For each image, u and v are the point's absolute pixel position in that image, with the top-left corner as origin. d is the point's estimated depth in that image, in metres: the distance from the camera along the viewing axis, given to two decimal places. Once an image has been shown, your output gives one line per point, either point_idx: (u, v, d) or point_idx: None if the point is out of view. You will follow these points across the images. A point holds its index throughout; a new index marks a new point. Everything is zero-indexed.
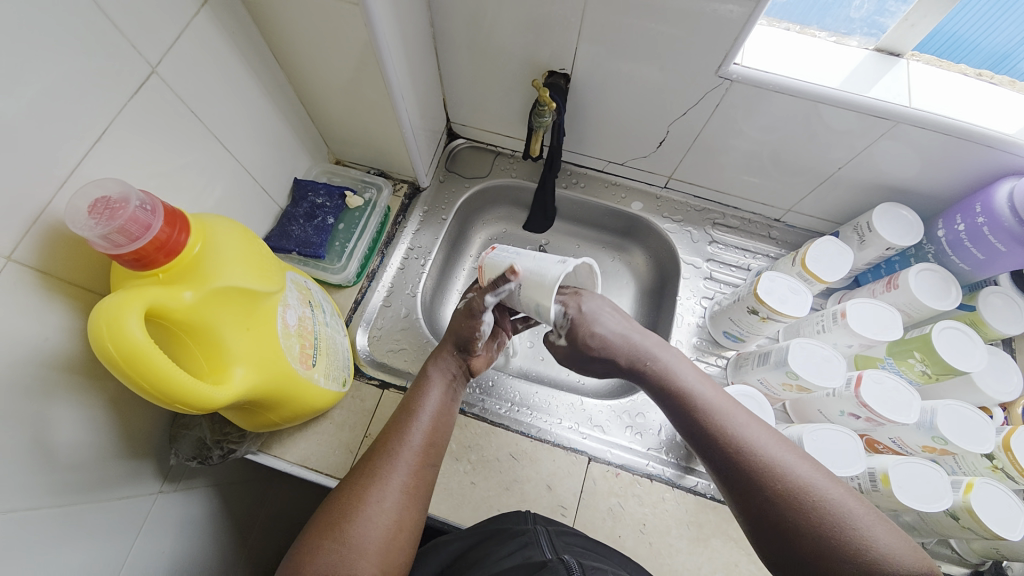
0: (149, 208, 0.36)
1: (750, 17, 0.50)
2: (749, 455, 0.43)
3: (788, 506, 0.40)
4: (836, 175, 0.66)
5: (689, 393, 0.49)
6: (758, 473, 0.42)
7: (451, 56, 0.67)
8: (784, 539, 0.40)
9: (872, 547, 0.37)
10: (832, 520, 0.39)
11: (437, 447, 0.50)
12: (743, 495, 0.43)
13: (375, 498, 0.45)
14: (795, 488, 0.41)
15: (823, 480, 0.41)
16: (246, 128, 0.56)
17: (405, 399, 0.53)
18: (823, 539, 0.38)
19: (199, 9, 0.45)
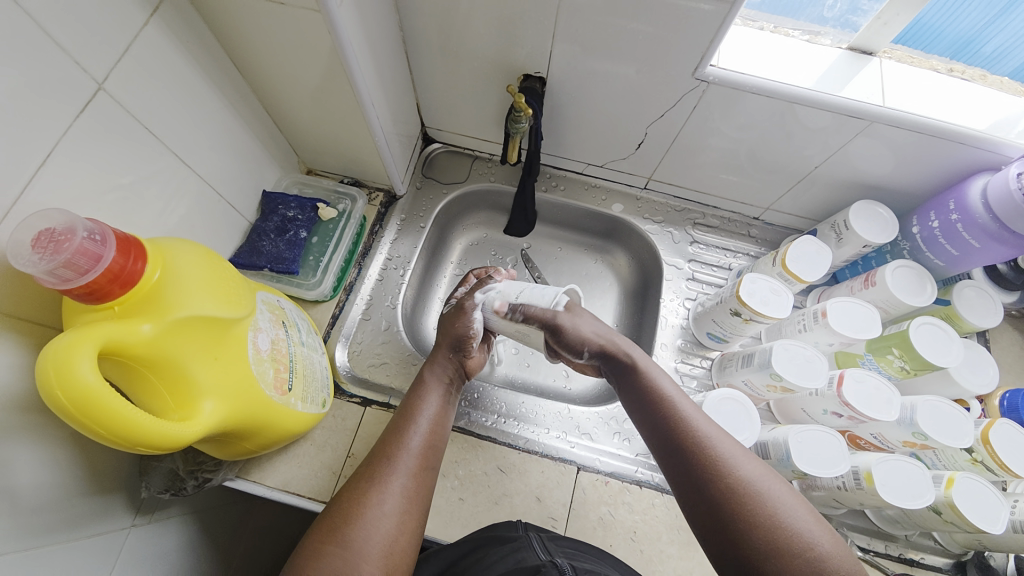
0: (99, 239, 0.34)
1: (726, 18, 0.49)
2: (696, 449, 0.45)
3: (736, 509, 0.41)
4: (813, 174, 0.67)
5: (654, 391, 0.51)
6: (702, 469, 0.44)
7: (422, 60, 0.66)
8: (724, 543, 0.41)
9: (804, 543, 0.39)
10: (768, 519, 0.40)
11: (438, 451, 0.51)
12: (696, 502, 0.43)
13: (379, 497, 0.45)
14: (734, 485, 0.42)
15: (757, 475, 0.43)
16: (209, 141, 0.54)
17: (403, 405, 0.54)
18: (760, 539, 0.39)
19: (148, 19, 0.42)
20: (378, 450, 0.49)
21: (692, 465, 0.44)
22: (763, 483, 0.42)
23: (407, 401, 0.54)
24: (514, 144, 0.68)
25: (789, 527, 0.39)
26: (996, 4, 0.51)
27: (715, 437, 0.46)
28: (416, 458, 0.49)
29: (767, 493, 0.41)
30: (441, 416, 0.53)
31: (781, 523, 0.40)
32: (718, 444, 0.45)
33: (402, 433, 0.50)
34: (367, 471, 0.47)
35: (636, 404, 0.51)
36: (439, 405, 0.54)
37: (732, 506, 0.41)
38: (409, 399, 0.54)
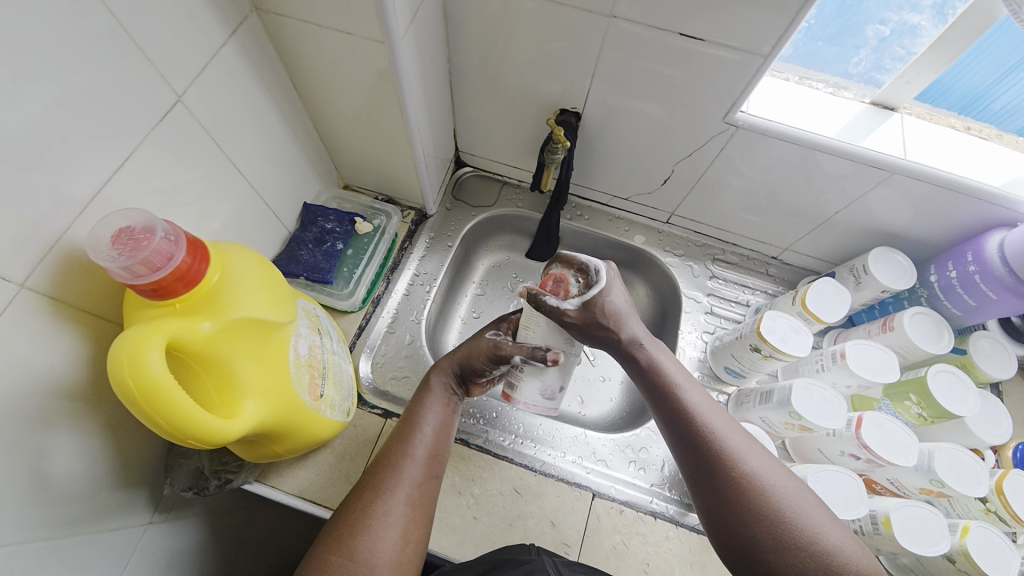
0: (173, 239, 0.36)
1: (758, 70, 0.52)
2: (711, 443, 0.46)
3: (745, 505, 0.43)
4: (832, 219, 0.69)
5: (671, 384, 0.51)
6: (716, 464, 0.45)
7: (464, 89, 0.69)
8: (731, 532, 0.43)
9: (812, 541, 0.41)
10: (776, 514, 0.42)
11: (441, 458, 0.52)
12: (707, 492, 0.46)
13: (382, 508, 0.46)
14: (745, 481, 0.44)
15: (767, 471, 0.45)
16: (262, 153, 0.56)
17: (406, 413, 0.54)
18: (763, 532, 0.42)
19: (226, 40, 0.46)
20: (382, 460, 0.50)
21: (702, 459, 0.46)
22: (771, 480, 0.44)
23: (409, 410, 0.54)
24: (547, 173, 0.71)
25: (792, 520, 0.42)
26: (1007, 62, 0.54)
27: (728, 432, 0.47)
28: (420, 469, 0.49)
29: (776, 490, 0.44)
30: (444, 425, 0.54)
31: (782, 518, 0.42)
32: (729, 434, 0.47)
33: (407, 442, 0.51)
34: (375, 480, 0.48)
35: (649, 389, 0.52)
36: (441, 414, 0.54)
37: (742, 500, 0.43)
38: (412, 408, 0.54)
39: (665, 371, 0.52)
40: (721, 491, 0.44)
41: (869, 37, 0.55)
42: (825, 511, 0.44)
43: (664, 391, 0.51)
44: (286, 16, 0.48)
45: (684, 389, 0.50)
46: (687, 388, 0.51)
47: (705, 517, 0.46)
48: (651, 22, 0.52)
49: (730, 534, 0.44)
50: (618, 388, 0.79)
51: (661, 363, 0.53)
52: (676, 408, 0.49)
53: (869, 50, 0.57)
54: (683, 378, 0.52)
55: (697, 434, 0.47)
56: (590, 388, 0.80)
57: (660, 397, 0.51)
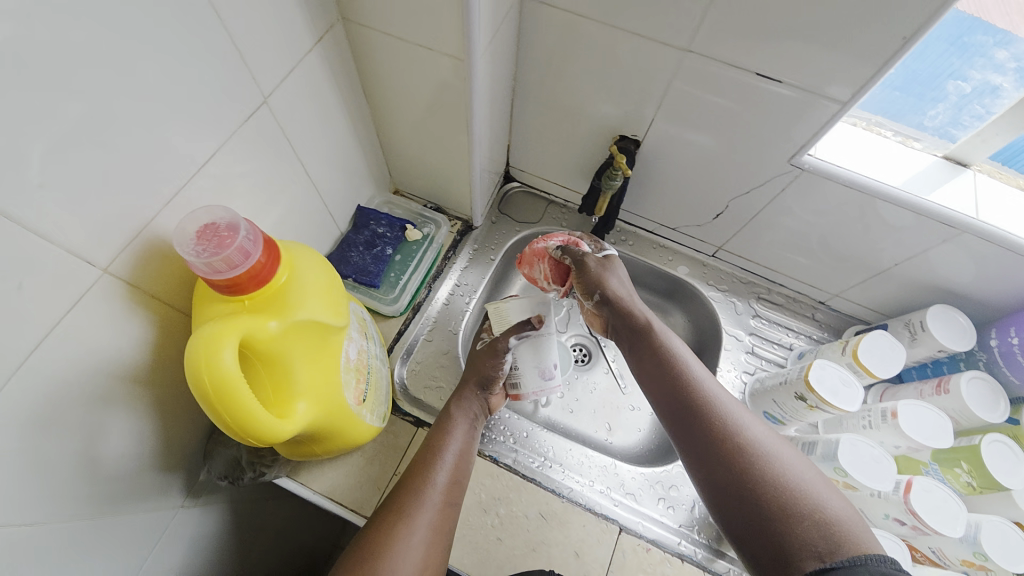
0: (253, 239, 0.37)
1: (833, 117, 0.51)
2: (710, 409, 0.47)
3: (745, 468, 0.43)
4: (890, 271, 0.67)
5: (673, 355, 0.53)
6: (715, 429, 0.46)
7: (525, 107, 0.69)
8: (732, 497, 0.42)
9: (816, 506, 0.40)
10: (777, 477, 0.42)
11: (462, 484, 0.53)
12: (705, 456, 0.45)
13: (405, 531, 0.46)
14: (744, 445, 0.44)
15: (767, 440, 0.45)
16: (327, 156, 0.57)
17: (430, 436, 0.56)
18: (764, 494, 0.41)
19: (312, 46, 0.47)
20: (404, 484, 0.51)
21: (701, 429, 0.47)
22: (772, 447, 0.44)
23: (431, 436, 0.56)
24: (602, 200, 0.71)
25: (793, 484, 0.41)
26: None
27: (728, 401, 0.48)
28: (441, 493, 0.51)
29: (776, 456, 0.44)
30: (464, 453, 0.55)
31: (783, 481, 0.41)
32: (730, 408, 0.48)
33: (429, 467, 0.52)
34: (398, 504, 0.49)
35: (649, 360, 0.54)
36: (462, 442, 0.56)
37: (742, 462, 0.43)
38: (433, 434, 0.56)
39: (667, 344, 0.55)
40: (722, 460, 0.44)
41: (948, 91, 0.53)
42: (834, 490, 0.42)
43: (665, 361, 0.53)
44: (370, 28, 0.49)
45: (684, 360, 0.53)
46: (688, 361, 0.53)
47: (706, 486, 0.45)
48: (729, 59, 0.51)
49: (731, 499, 0.42)
50: (648, 419, 0.78)
51: (664, 338, 0.55)
52: (676, 376, 0.51)
53: (947, 104, 0.54)
54: (685, 353, 0.54)
55: (696, 400, 0.48)
56: (620, 416, 0.79)
57: (660, 368, 0.53)
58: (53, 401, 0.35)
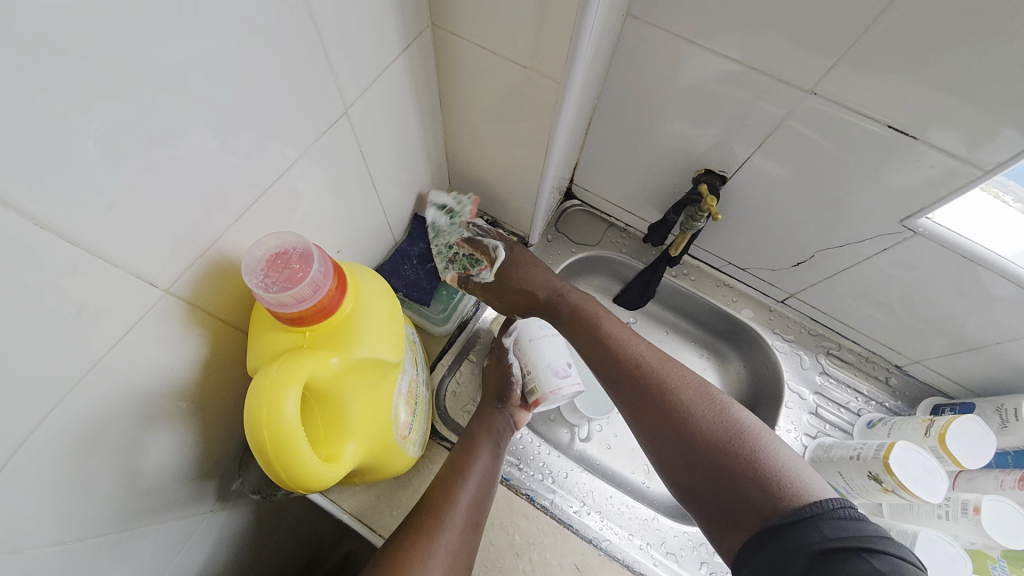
0: (324, 272, 0.34)
1: (969, 182, 0.46)
2: (644, 376, 0.50)
3: (689, 434, 0.46)
4: (988, 348, 0.60)
5: (596, 320, 0.56)
6: (653, 396, 0.49)
7: (603, 127, 0.65)
8: (682, 462, 0.46)
9: (755, 458, 0.43)
10: (717, 433, 0.45)
11: (485, 508, 0.50)
12: (653, 429, 0.48)
13: (426, 551, 0.44)
14: (682, 409, 0.47)
15: (698, 394, 0.48)
16: (396, 166, 0.54)
17: (454, 456, 0.53)
18: (709, 454, 0.44)
19: (399, 53, 0.43)
20: (424, 505, 0.48)
21: (642, 399, 0.49)
22: (707, 404, 0.47)
23: (454, 454, 0.53)
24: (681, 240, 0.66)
25: (732, 438, 0.44)
26: None
27: (658, 361, 0.51)
28: (462, 515, 0.48)
29: (713, 412, 0.46)
30: (489, 474, 0.52)
31: (724, 437, 0.44)
32: (668, 372, 0.50)
33: (453, 487, 0.49)
34: (418, 526, 0.46)
35: (580, 328, 0.56)
36: (489, 463, 0.53)
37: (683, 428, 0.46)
38: (457, 453, 0.53)
39: (587, 307, 0.57)
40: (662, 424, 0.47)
41: None
42: (778, 439, 0.46)
43: (592, 329, 0.55)
44: (462, 38, 0.45)
45: (608, 325, 0.55)
46: (614, 325, 0.55)
47: (659, 459, 0.48)
48: (856, 105, 0.45)
49: (685, 467, 0.45)
50: None
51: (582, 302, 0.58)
52: (605, 345, 0.53)
53: None
54: (604, 314, 0.57)
55: (631, 368, 0.51)
56: None
57: (591, 337, 0.55)
58: (103, 423, 0.32)
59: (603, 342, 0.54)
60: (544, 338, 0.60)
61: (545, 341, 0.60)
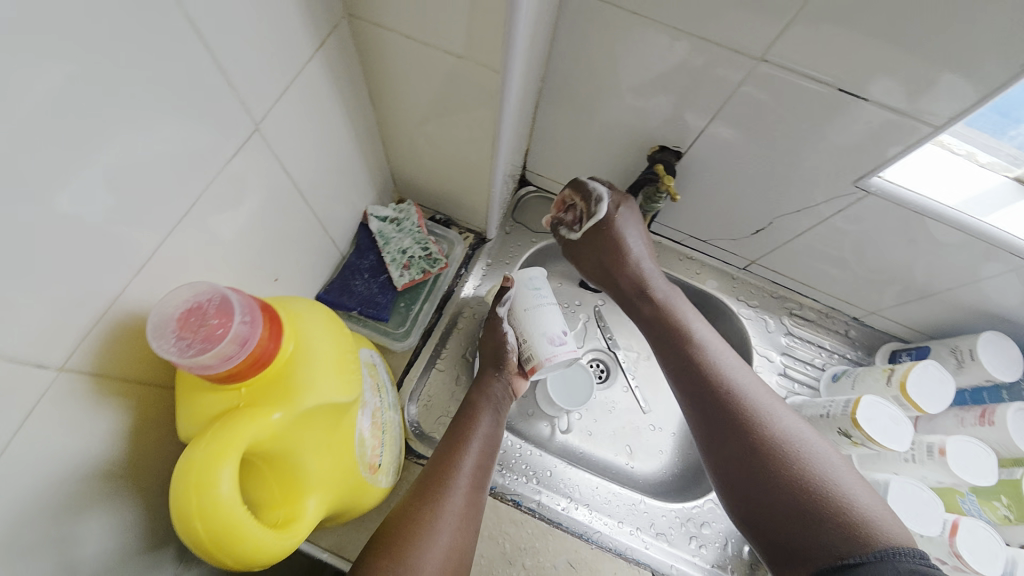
0: (249, 321, 0.30)
1: (918, 141, 0.46)
2: (750, 415, 0.49)
3: (779, 475, 0.45)
4: (938, 294, 0.62)
5: (693, 340, 0.55)
6: (750, 434, 0.48)
7: (550, 109, 0.61)
8: (760, 497, 0.46)
9: (848, 507, 0.42)
10: (815, 481, 0.44)
11: (489, 470, 0.51)
12: (739, 464, 0.48)
13: (432, 514, 0.45)
14: (773, 450, 0.47)
15: (804, 437, 0.48)
16: (331, 177, 0.49)
17: (455, 421, 0.54)
18: (800, 498, 0.44)
19: (313, 53, 0.38)
20: (430, 469, 0.49)
21: (741, 438, 0.48)
22: (802, 450, 0.46)
23: (457, 420, 0.54)
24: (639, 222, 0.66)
25: (833, 487, 0.44)
26: None
27: (761, 400, 0.50)
28: (468, 478, 0.48)
29: (808, 456, 0.46)
30: (492, 438, 0.53)
31: (820, 485, 0.44)
32: (736, 378, 0.52)
33: (456, 451, 0.50)
34: (426, 489, 0.47)
35: (670, 345, 0.56)
36: (490, 427, 0.54)
37: (774, 468, 0.46)
38: (460, 419, 0.54)
39: (681, 324, 0.57)
40: (769, 460, 0.46)
41: None
42: (859, 480, 0.46)
43: (687, 350, 0.55)
44: (384, 28, 0.40)
45: (714, 356, 0.54)
46: (725, 354, 0.54)
47: (725, 485, 0.48)
48: (807, 69, 0.44)
49: (756, 502, 0.46)
50: (671, 440, 0.73)
51: (675, 316, 0.58)
52: (703, 371, 0.53)
53: None
54: (710, 338, 0.56)
55: (727, 400, 0.50)
56: (640, 438, 0.73)
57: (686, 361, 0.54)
58: (12, 531, 0.28)
59: (682, 348, 0.55)
60: (545, 303, 0.58)
61: (550, 306, 0.58)
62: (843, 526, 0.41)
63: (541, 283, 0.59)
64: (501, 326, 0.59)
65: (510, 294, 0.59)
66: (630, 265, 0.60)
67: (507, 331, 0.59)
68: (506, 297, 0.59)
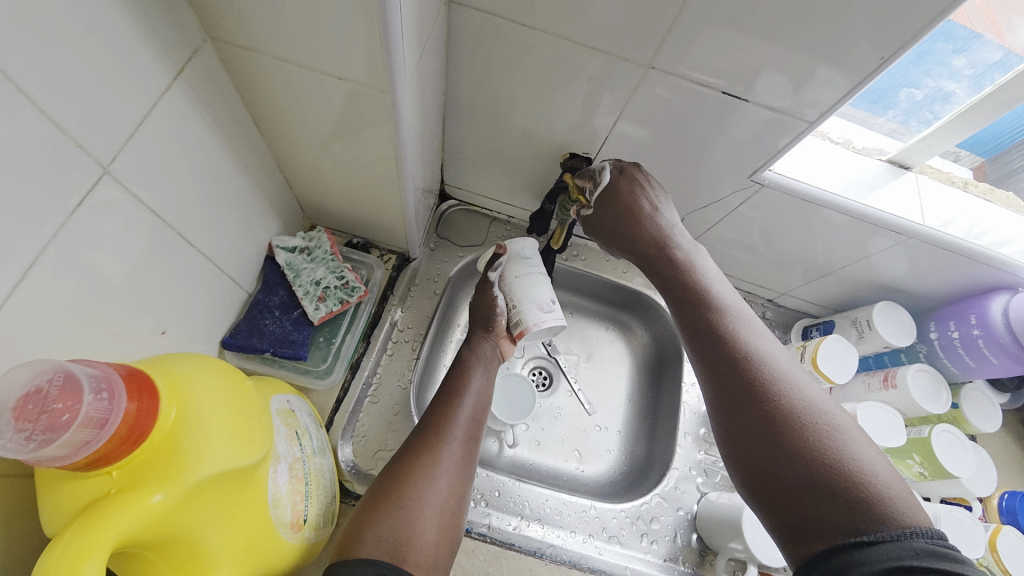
0: (107, 397, 0.26)
1: (798, 134, 0.49)
2: (753, 370, 0.43)
3: (786, 438, 0.39)
4: (836, 272, 0.67)
5: (710, 295, 0.49)
6: (756, 391, 0.42)
7: (458, 122, 0.60)
8: (757, 458, 0.39)
9: (861, 479, 0.35)
10: (824, 447, 0.37)
11: (480, 424, 0.55)
12: (736, 420, 0.42)
13: (431, 463, 0.49)
14: (778, 411, 0.40)
15: (819, 399, 0.41)
16: (221, 213, 0.45)
17: (450, 380, 0.58)
18: (808, 467, 0.37)
19: (170, 82, 0.34)
20: (428, 424, 0.53)
21: (743, 394, 0.42)
22: (814, 411, 0.40)
23: (450, 379, 0.58)
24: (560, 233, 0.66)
25: (848, 461, 0.36)
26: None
27: (775, 361, 0.44)
28: (462, 432, 0.53)
29: (823, 423, 0.39)
30: (483, 397, 0.57)
31: (823, 445, 0.38)
32: (762, 347, 0.45)
33: (449, 408, 0.54)
34: (423, 442, 0.51)
35: (680, 302, 0.51)
36: (482, 385, 0.58)
37: (779, 430, 0.39)
38: (452, 378, 0.58)
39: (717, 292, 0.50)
40: (787, 422, 0.39)
41: (900, 99, 0.52)
42: (872, 448, 0.38)
43: (697, 301, 0.49)
44: (254, 50, 0.37)
45: (733, 314, 0.48)
46: (744, 316, 0.48)
47: (727, 444, 0.42)
48: (691, 72, 0.46)
49: (753, 463, 0.40)
50: (616, 438, 0.74)
51: (704, 275, 0.52)
52: (707, 324, 0.47)
53: (899, 111, 0.53)
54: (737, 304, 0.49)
55: (732, 356, 0.44)
56: (587, 440, 0.74)
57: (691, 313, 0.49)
58: None
59: (705, 314, 0.48)
60: (536, 270, 0.62)
61: (540, 275, 0.62)
62: (855, 503, 0.34)
63: (530, 251, 0.63)
64: (492, 294, 0.63)
65: (502, 262, 0.62)
66: (649, 224, 0.55)
67: (499, 298, 0.63)
68: (500, 264, 0.63)
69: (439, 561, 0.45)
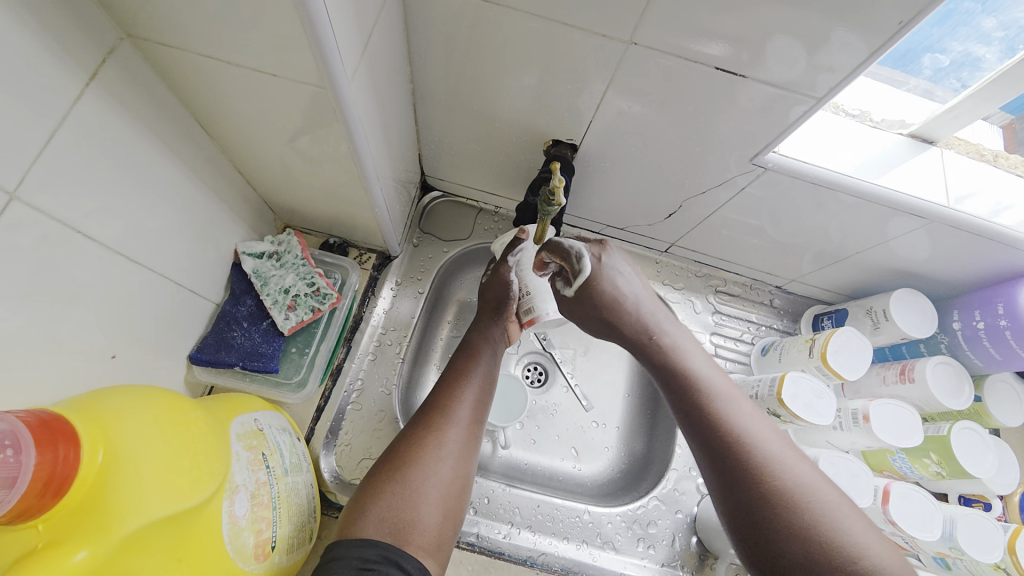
0: (15, 454, 0.25)
1: (804, 114, 0.45)
2: (744, 452, 0.39)
3: (781, 523, 0.35)
4: (849, 258, 0.62)
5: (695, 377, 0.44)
6: (747, 474, 0.38)
7: (429, 110, 0.56)
8: (759, 545, 0.35)
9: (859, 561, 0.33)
10: (824, 535, 0.34)
11: (486, 405, 0.54)
12: (731, 506, 0.38)
13: (437, 443, 0.48)
14: (775, 495, 0.36)
15: (814, 478, 0.37)
16: (171, 225, 0.42)
17: (457, 357, 0.57)
18: (807, 556, 0.33)
19: (82, 91, 0.31)
20: (433, 402, 0.51)
21: (736, 477, 0.38)
22: (809, 491, 0.36)
23: (458, 356, 0.57)
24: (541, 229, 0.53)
25: (846, 545, 0.33)
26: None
27: (766, 437, 0.40)
28: (469, 411, 0.51)
29: (820, 506, 0.35)
30: (491, 375, 0.56)
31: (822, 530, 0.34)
32: (750, 428, 0.40)
33: (456, 387, 0.53)
34: (428, 420, 0.50)
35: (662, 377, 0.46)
36: (490, 363, 0.57)
37: (776, 515, 0.35)
38: (457, 356, 0.57)
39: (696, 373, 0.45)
40: (779, 508, 0.36)
41: (923, 64, 0.46)
42: (866, 526, 0.35)
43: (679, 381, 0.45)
44: (177, 48, 0.34)
45: (720, 399, 0.43)
46: (730, 399, 0.43)
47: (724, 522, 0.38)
48: (674, 48, 0.41)
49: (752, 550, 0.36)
50: (615, 435, 0.71)
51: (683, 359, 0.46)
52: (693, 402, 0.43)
53: (924, 78, 0.47)
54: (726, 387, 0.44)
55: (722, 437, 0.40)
56: (585, 438, 0.71)
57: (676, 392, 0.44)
58: None
59: (690, 398, 0.43)
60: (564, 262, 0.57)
61: None
62: None
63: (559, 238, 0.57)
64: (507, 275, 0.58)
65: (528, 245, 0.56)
66: (629, 315, 0.50)
67: (514, 282, 0.57)
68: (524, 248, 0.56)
69: (442, 539, 0.44)
